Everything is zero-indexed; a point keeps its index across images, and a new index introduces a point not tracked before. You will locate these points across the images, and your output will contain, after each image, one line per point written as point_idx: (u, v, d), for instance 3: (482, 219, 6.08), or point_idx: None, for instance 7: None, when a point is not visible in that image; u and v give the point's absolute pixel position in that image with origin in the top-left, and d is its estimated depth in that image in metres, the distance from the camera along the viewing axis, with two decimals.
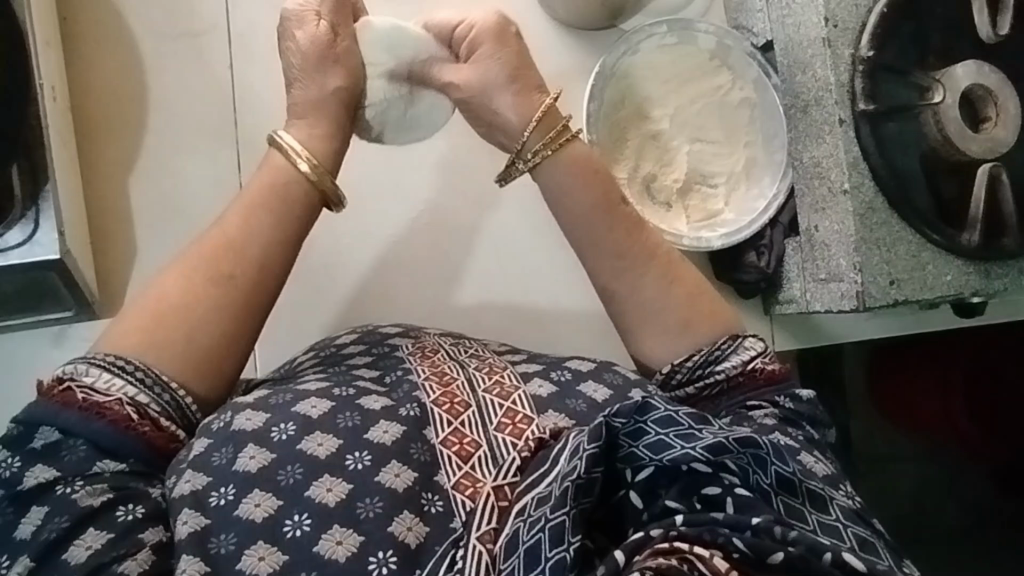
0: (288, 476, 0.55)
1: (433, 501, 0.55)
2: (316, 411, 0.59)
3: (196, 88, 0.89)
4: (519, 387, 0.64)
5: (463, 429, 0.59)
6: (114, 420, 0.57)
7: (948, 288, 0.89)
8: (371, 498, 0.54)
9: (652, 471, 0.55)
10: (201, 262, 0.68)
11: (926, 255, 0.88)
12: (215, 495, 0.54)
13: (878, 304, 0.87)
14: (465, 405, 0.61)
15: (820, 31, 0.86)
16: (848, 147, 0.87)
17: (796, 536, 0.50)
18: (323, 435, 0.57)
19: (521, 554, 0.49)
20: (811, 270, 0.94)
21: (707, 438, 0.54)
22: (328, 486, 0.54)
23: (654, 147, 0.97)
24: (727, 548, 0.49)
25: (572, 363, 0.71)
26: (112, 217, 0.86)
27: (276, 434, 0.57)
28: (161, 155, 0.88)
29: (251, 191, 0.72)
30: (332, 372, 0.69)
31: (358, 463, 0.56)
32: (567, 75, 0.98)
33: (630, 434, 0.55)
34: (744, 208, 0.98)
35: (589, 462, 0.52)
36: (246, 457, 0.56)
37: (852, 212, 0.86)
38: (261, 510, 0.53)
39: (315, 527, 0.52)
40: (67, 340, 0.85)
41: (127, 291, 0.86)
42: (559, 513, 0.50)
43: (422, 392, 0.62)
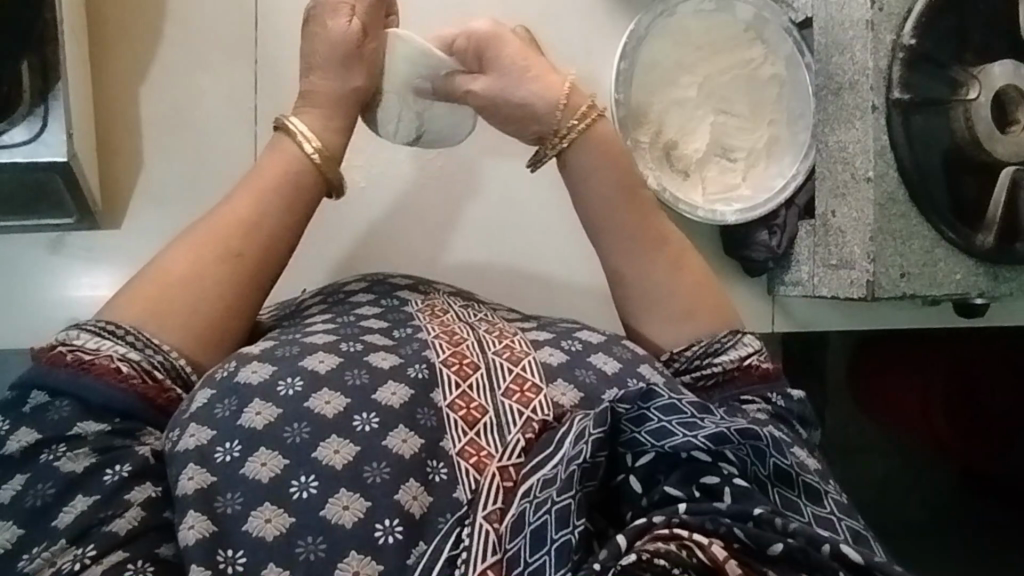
0: (295, 434, 0.54)
1: (438, 468, 0.55)
2: (324, 367, 0.58)
3: (214, 30, 0.85)
4: (530, 353, 0.64)
5: (470, 393, 0.59)
6: (101, 374, 0.56)
7: (956, 288, 0.89)
8: (379, 464, 0.53)
9: (653, 458, 0.54)
10: (208, 239, 0.66)
11: (940, 252, 0.88)
12: (220, 450, 0.53)
13: (887, 295, 0.87)
14: (474, 366, 0.61)
15: (865, 13, 0.85)
16: (878, 135, 0.86)
17: (796, 528, 0.49)
18: (330, 392, 0.56)
19: (526, 535, 0.49)
20: (822, 254, 0.93)
21: (709, 427, 0.54)
22: (336, 448, 0.53)
23: (676, 114, 0.95)
24: (728, 538, 0.49)
25: (581, 332, 0.70)
26: (120, 131, 0.83)
27: (281, 389, 0.56)
28: (176, 86, 0.84)
29: (267, 171, 0.70)
30: (340, 322, 0.68)
31: (366, 425, 0.55)
32: (599, 30, 0.95)
33: (632, 421, 0.55)
34: (762, 185, 0.96)
35: (594, 447, 0.52)
36: (252, 413, 0.54)
37: (872, 201, 0.86)
38: (267, 470, 0.52)
39: (322, 490, 0.52)
40: (65, 248, 0.83)
41: (133, 212, 0.84)
42: (565, 496, 0.50)
43: (432, 352, 0.61)
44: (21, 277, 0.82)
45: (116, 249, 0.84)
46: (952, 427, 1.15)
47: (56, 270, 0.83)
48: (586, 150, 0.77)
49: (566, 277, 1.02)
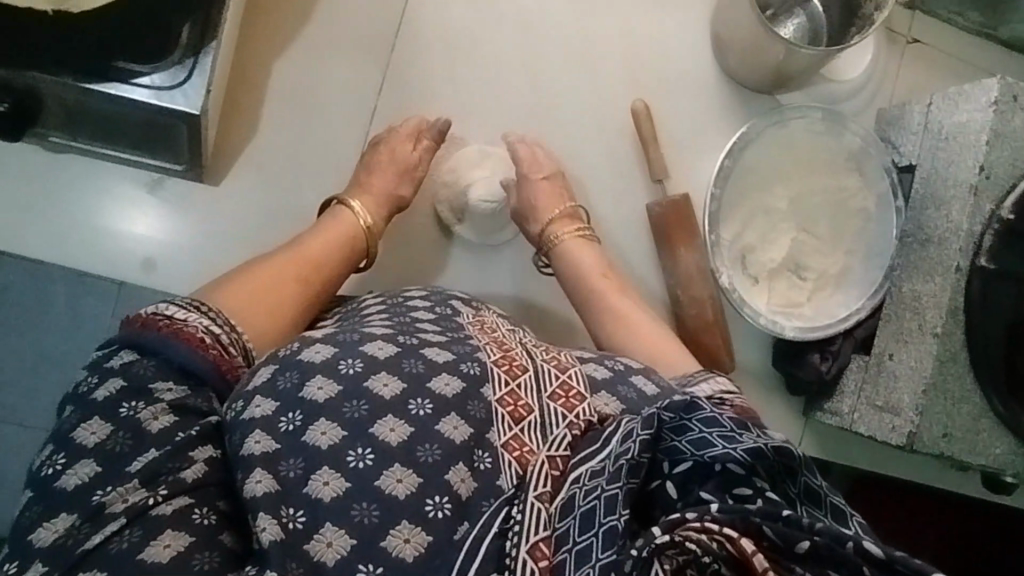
0: (353, 409, 0.54)
1: (483, 456, 0.55)
2: (383, 352, 0.59)
3: (357, 26, 0.89)
4: (575, 366, 0.65)
5: (518, 391, 0.60)
6: (186, 340, 0.59)
7: (993, 461, 0.89)
8: (430, 445, 0.54)
9: (693, 467, 0.51)
10: (281, 265, 0.73)
11: (985, 422, 0.88)
12: (283, 420, 0.54)
13: (924, 450, 0.88)
14: (523, 369, 0.62)
15: (971, 176, 0.86)
16: (954, 294, 0.87)
17: (822, 525, 0.43)
18: (388, 376, 0.57)
19: (577, 516, 0.49)
20: (868, 394, 0.93)
21: (747, 441, 0.49)
22: (391, 426, 0.54)
23: (761, 220, 0.98)
24: (759, 535, 0.45)
25: (622, 359, 0.71)
26: (248, 90, 0.86)
27: (344, 367, 0.57)
28: (307, 67, 0.88)
29: (325, 233, 0.79)
30: (396, 320, 0.68)
31: (420, 410, 0.55)
32: (709, 121, 0.98)
33: (673, 430, 0.52)
34: (824, 310, 0.98)
35: (642, 446, 0.50)
36: (314, 386, 0.55)
37: (933, 355, 0.87)
38: (327, 437, 0.53)
39: (377, 463, 0.52)
40: (160, 190, 0.85)
41: (235, 169, 0.86)
42: (614, 486, 0.49)
43: (483, 354, 0.62)
44: (113, 206, 0.85)
45: (208, 212, 0.86)
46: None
47: (146, 213, 0.85)
48: (577, 258, 0.86)
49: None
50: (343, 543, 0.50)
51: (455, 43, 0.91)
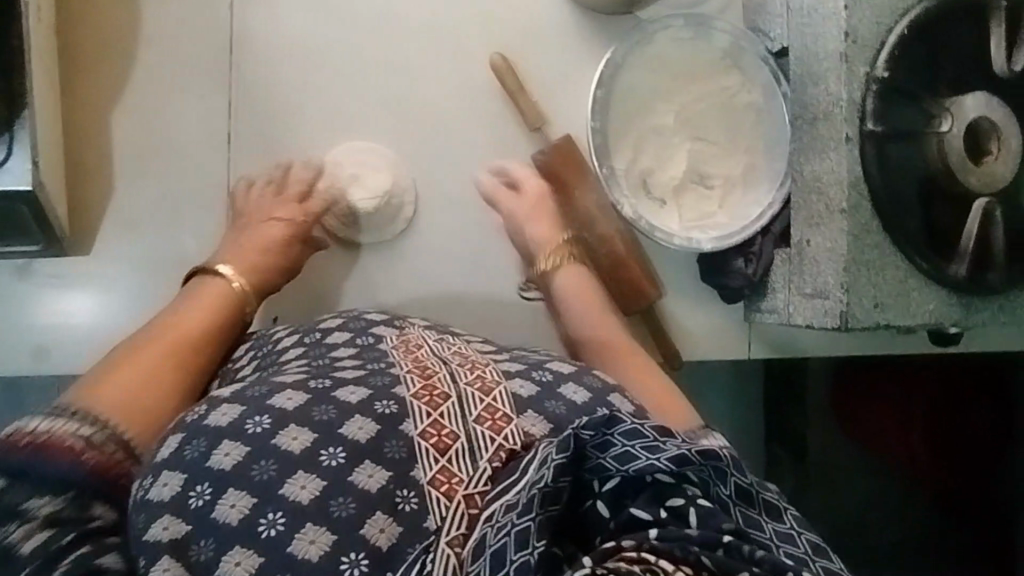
0: (262, 471, 0.53)
1: (407, 498, 0.54)
2: (291, 403, 0.57)
3: (187, 55, 0.85)
4: (500, 383, 0.63)
5: (442, 421, 0.58)
6: (61, 451, 0.55)
7: (929, 318, 0.89)
8: (345, 498, 0.53)
9: (619, 482, 0.53)
10: (156, 361, 0.68)
11: (912, 282, 0.88)
12: (193, 495, 0.53)
13: (860, 326, 0.86)
14: (444, 397, 0.59)
15: (838, 45, 0.85)
16: (852, 166, 0.85)
17: (761, 556, 0.51)
18: (297, 428, 0.56)
19: (486, 557, 0.48)
20: (797, 284, 0.92)
21: (671, 449, 0.53)
22: (303, 483, 0.53)
23: (653, 143, 0.96)
24: (697, 565, 0.49)
25: (552, 363, 0.69)
26: (93, 152, 0.83)
27: (250, 426, 0.55)
28: (147, 110, 0.84)
29: (200, 302, 0.75)
30: (313, 366, 0.65)
31: (332, 460, 0.54)
32: (576, 57, 0.95)
33: (598, 447, 0.54)
34: (737, 214, 0.96)
35: (556, 471, 0.51)
36: (220, 454, 0.54)
37: (846, 231, 0.85)
38: (237, 510, 0.52)
39: (289, 526, 0.52)
40: (31, 276, 0.82)
41: (101, 235, 0.83)
42: (525, 519, 0.48)
43: (401, 387, 0.60)
44: None
45: (95, 285, 0.83)
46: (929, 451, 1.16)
47: (30, 298, 0.82)
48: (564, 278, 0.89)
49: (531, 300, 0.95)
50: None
51: (296, 46, 0.87)
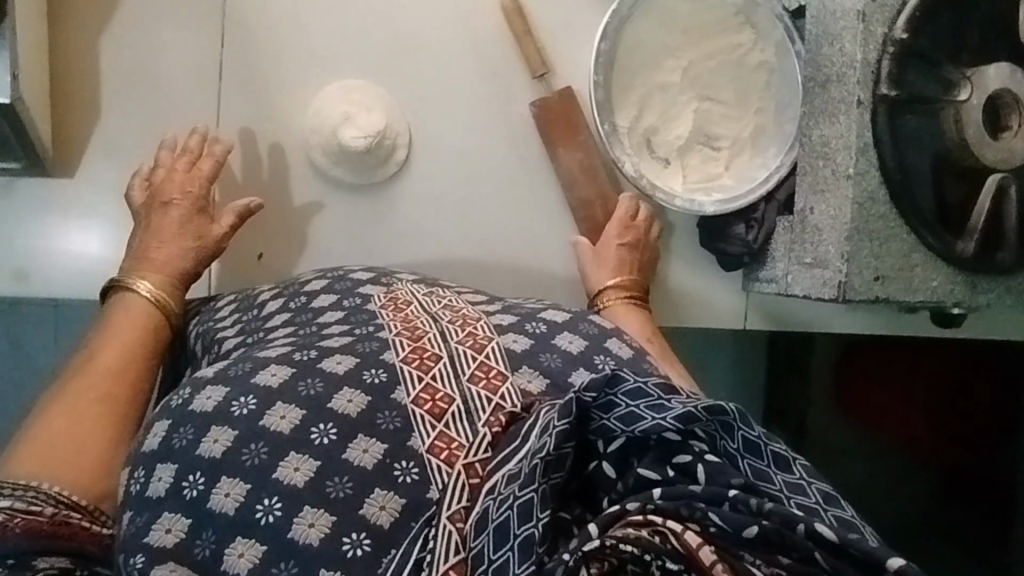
0: (252, 456, 0.54)
1: (407, 468, 0.54)
2: (275, 381, 0.58)
3: None
4: (493, 339, 0.63)
5: (434, 384, 0.58)
6: None
7: (931, 295, 0.86)
8: (340, 477, 0.53)
9: (623, 442, 0.52)
10: (82, 397, 0.69)
11: (916, 257, 0.84)
12: (187, 485, 0.54)
13: (859, 299, 0.83)
14: (436, 358, 0.60)
15: (856, 3, 0.81)
16: (862, 131, 0.82)
17: (771, 507, 0.46)
18: (285, 406, 0.56)
19: (489, 532, 0.47)
20: (797, 252, 0.89)
21: (677, 408, 0.51)
22: (295, 465, 0.53)
23: (659, 98, 0.93)
24: (704, 522, 0.47)
25: (547, 314, 0.69)
26: (80, 74, 0.81)
27: (236, 410, 0.56)
28: (135, 35, 0.82)
29: (119, 329, 0.73)
30: (300, 334, 0.66)
31: (324, 437, 0.55)
32: (583, 6, 0.92)
33: (600, 408, 0.52)
34: (743, 176, 0.94)
35: (559, 437, 0.49)
36: (210, 441, 0.55)
37: (851, 199, 0.82)
38: (231, 498, 0.53)
39: (287, 511, 0.52)
40: (11, 197, 0.80)
41: (84, 160, 0.82)
42: (528, 491, 0.48)
43: (390, 353, 0.60)
44: None
45: (78, 211, 0.82)
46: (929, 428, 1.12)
47: (12, 224, 0.80)
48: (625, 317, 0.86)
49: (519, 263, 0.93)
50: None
51: None
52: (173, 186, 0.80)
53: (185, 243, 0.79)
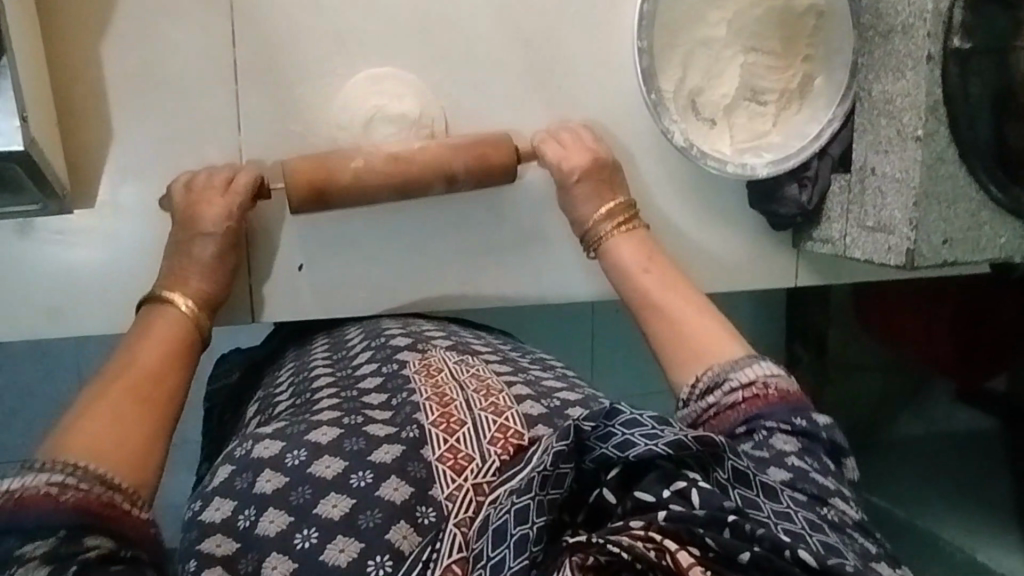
0: (299, 496, 0.53)
1: (427, 511, 0.52)
2: (327, 439, 0.57)
3: None
4: (513, 407, 0.59)
5: (457, 446, 0.55)
6: (34, 502, 0.48)
7: (999, 252, 0.84)
8: (372, 510, 0.52)
9: (621, 470, 0.50)
10: (119, 397, 0.61)
11: (985, 214, 0.82)
12: (242, 517, 0.53)
13: (927, 264, 0.81)
14: (461, 424, 0.57)
15: None
16: (931, 88, 0.77)
17: (764, 532, 0.45)
18: (332, 459, 0.55)
19: (489, 534, 0.47)
20: (857, 215, 0.86)
21: (669, 434, 0.49)
22: (334, 502, 0.52)
23: (702, 56, 0.85)
24: (702, 545, 0.45)
25: (562, 393, 0.66)
26: (83, 92, 0.75)
27: (289, 459, 0.55)
28: (140, 41, 0.76)
29: (154, 344, 0.67)
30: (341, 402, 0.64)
31: (361, 481, 0.54)
32: None
33: (599, 438, 0.49)
34: (794, 132, 0.87)
35: (556, 456, 0.47)
36: (263, 480, 0.54)
37: (920, 161, 0.79)
38: (276, 525, 0.52)
39: (322, 538, 0.51)
40: (33, 233, 0.76)
41: (101, 185, 0.77)
42: (525, 497, 0.47)
43: (421, 415, 0.58)
44: None
45: (98, 239, 0.78)
46: (963, 360, 1.18)
47: (33, 259, 0.77)
48: (618, 255, 0.81)
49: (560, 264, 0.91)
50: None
51: None
52: (208, 211, 0.75)
53: (217, 275, 0.76)
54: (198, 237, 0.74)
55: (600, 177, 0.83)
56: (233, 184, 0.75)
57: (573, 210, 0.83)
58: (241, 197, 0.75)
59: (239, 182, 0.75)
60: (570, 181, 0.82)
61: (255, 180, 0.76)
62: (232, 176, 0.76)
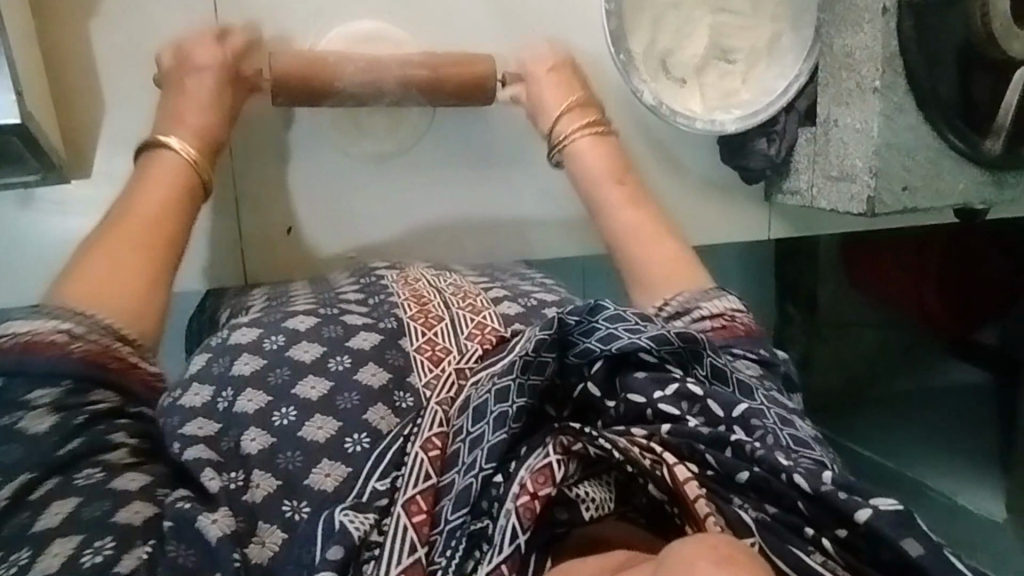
0: (277, 376, 0.58)
1: (404, 397, 0.57)
2: (303, 325, 0.64)
3: None
4: (491, 305, 0.67)
5: (436, 339, 0.62)
6: (44, 348, 0.51)
7: (958, 197, 0.88)
8: (349, 393, 0.57)
9: (605, 364, 0.51)
10: (126, 243, 0.67)
11: (944, 161, 0.86)
12: (219, 399, 0.57)
13: (887, 210, 0.85)
14: (439, 318, 0.64)
15: None
16: (887, 41, 0.81)
17: (763, 453, 0.46)
18: (308, 344, 0.61)
19: (470, 414, 0.50)
20: (822, 165, 0.89)
21: (652, 330, 0.51)
22: (312, 384, 0.57)
23: (673, 16, 0.88)
24: (702, 464, 0.46)
25: (539, 293, 0.73)
26: (74, 70, 0.79)
27: (267, 343, 0.62)
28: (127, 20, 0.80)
29: (152, 183, 0.73)
30: (332, 307, 0.68)
31: (339, 365, 0.59)
32: None
33: (582, 333, 0.51)
34: (762, 88, 0.90)
35: (537, 343, 0.50)
36: (241, 363, 0.59)
37: (879, 111, 0.82)
38: (254, 403, 0.56)
39: (299, 416, 0.55)
40: (36, 204, 0.81)
41: (98, 158, 0.81)
42: (506, 378, 0.49)
43: (400, 309, 0.66)
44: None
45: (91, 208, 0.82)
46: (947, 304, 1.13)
47: (30, 226, 0.81)
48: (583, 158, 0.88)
49: (532, 220, 0.97)
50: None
51: None
52: (201, 52, 0.79)
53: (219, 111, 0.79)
54: (192, 75, 0.78)
55: (565, 75, 0.89)
56: (224, 41, 0.80)
57: (538, 102, 0.89)
58: (238, 46, 0.81)
59: (231, 40, 0.81)
60: (540, 71, 0.89)
61: (245, 42, 0.82)
62: (224, 34, 0.81)
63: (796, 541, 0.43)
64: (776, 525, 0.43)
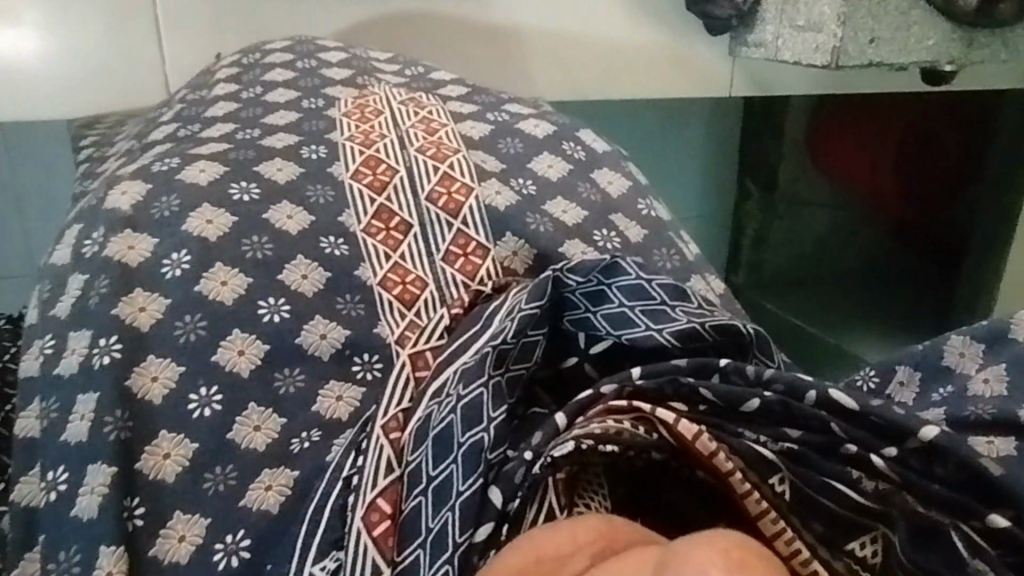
0: (164, 206, 0.43)
1: (335, 243, 0.44)
2: (206, 176, 0.45)
3: None
4: (460, 151, 0.50)
5: (390, 206, 0.46)
6: None
7: (927, 54, 0.85)
8: (260, 236, 0.43)
9: (611, 346, 0.39)
10: None
11: (915, 14, 0.82)
12: (89, 243, 0.43)
13: (852, 63, 0.81)
14: (391, 174, 0.47)
15: None
16: None
17: (773, 372, 0.32)
18: (212, 209, 0.43)
19: (429, 443, 0.33)
20: (789, 13, 0.83)
21: (679, 320, 0.37)
22: (208, 218, 0.43)
23: None
24: (690, 401, 0.33)
25: (510, 105, 0.57)
26: None
27: (156, 166, 0.47)
28: None
29: None
30: (247, 100, 0.55)
31: (245, 195, 0.45)
32: None
33: (587, 296, 0.38)
34: None
35: (524, 322, 0.36)
36: (117, 242, 0.41)
37: None
38: (129, 198, 0.44)
39: (196, 267, 0.41)
40: None
41: None
42: (476, 387, 0.34)
43: (338, 165, 0.48)
44: None
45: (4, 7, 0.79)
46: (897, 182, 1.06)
47: None
48: None
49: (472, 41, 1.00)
50: (196, 530, 0.34)
51: None
52: None
53: None
54: None
55: None
56: None
57: None
58: None
59: None
60: None
61: None
62: None
63: (837, 469, 0.31)
64: (805, 454, 0.31)
